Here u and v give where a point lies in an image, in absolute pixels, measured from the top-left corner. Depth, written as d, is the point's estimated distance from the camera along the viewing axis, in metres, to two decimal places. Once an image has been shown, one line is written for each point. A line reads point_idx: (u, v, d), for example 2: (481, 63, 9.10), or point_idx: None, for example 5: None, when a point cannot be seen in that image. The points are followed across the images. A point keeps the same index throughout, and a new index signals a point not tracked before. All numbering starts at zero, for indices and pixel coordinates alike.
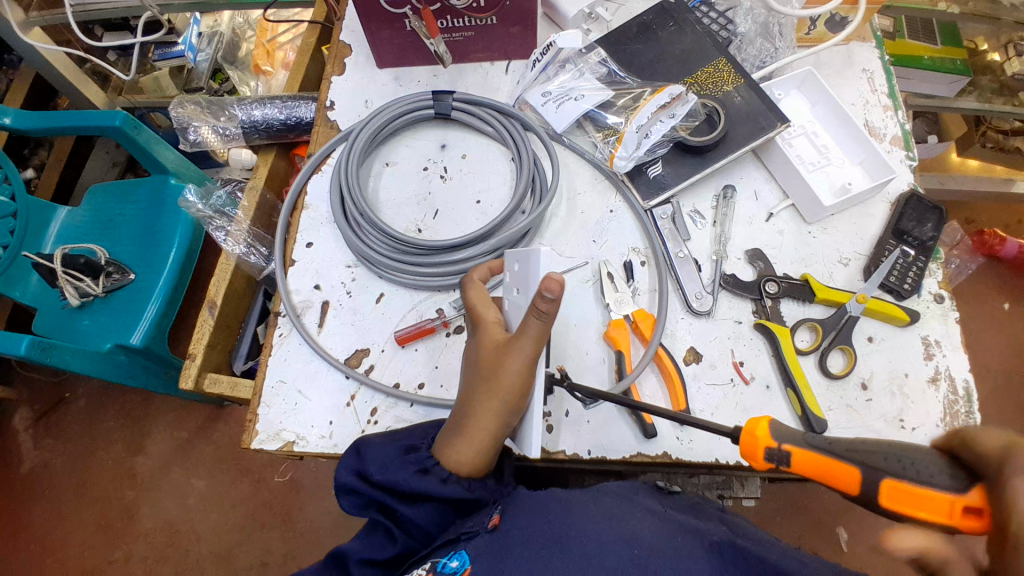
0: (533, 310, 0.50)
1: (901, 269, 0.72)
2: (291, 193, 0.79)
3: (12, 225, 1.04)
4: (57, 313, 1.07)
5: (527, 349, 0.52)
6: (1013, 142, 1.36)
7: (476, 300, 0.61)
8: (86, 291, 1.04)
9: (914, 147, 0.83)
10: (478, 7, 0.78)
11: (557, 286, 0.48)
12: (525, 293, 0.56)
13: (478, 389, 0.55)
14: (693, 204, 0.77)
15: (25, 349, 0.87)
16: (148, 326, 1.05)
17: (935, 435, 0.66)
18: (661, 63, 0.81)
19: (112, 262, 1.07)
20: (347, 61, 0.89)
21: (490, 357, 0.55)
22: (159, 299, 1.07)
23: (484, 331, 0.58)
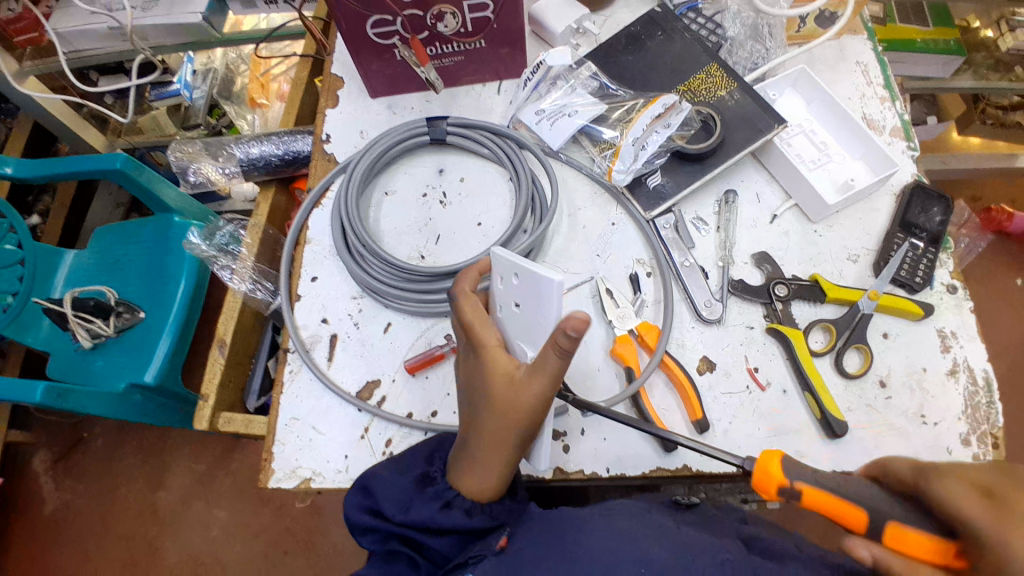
0: (553, 346, 0.46)
1: (911, 262, 0.71)
2: (293, 229, 0.80)
3: (20, 271, 1.06)
4: (70, 355, 1.09)
5: (541, 381, 0.50)
6: (1013, 117, 1.38)
7: (470, 318, 0.55)
8: (98, 332, 1.05)
9: (914, 137, 0.82)
10: (464, 32, 0.78)
11: (581, 323, 0.43)
12: (535, 314, 0.51)
13: (480, 412, 0.53)
14: (695, 210, 0.77)
15: (41, 396, 0.88)
16: (160, 363, 1.05)
17: (958, 428, 0.65)
18: (653, 73, 0.82)
19: (121, 302, 1.08)
20: (340, 92, 0.90)
21: (502, 389, 0.51)
22: (169, 336, 1.07)
23: (487, 358, 0.53)
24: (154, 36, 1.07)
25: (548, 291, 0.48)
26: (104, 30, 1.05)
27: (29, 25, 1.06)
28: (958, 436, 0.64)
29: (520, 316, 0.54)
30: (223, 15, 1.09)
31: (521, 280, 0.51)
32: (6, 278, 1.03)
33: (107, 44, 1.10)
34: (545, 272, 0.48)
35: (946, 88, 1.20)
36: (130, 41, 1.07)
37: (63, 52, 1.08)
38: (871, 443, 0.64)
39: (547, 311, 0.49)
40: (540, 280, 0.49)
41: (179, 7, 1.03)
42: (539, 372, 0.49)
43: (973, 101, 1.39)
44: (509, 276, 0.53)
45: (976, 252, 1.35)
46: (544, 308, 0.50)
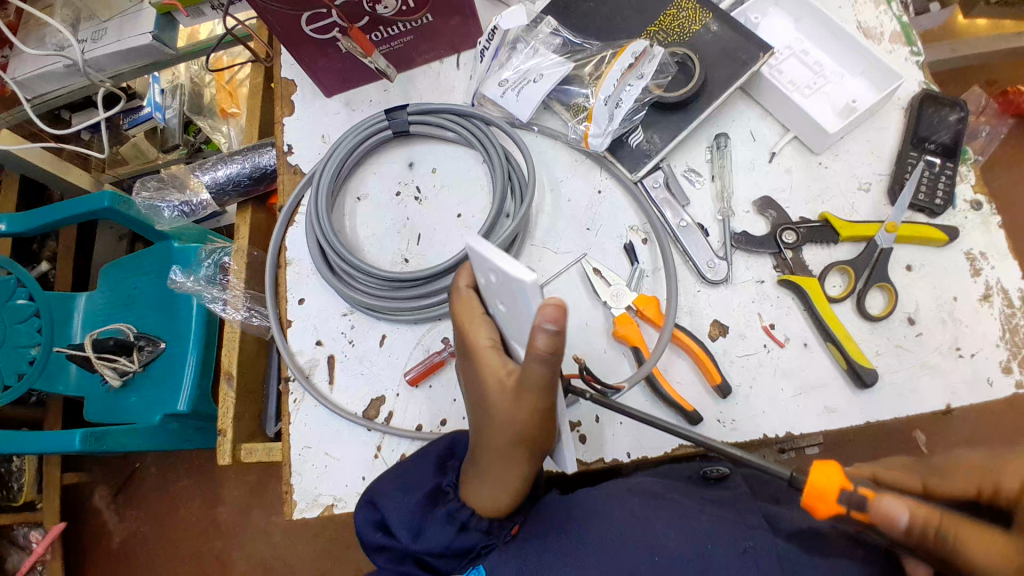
0: (532, 355, 0.41)
1: (929, 181, 0.66)
2: (271, 251, 0.77)
3: (36, 323, 1.04)
4: (102, 396, 1.10)
5: (530, 396, 0.45)
6: None
7: (463, 317, 0.51)
8: (124, 369, 1.05)
9: (917, 39, 0.75)
10: (407, 9, 0.72)
11: (557, 312, 0.40)
12: (516, 313, 0.44)
13: (480, 419, 0.50)
14: (685, 162, 0.71)
15: (81, 443, 0.91)
16: (189, 391, 1.04)
17: (997, 356, 0.60)
18: (618, 17, 0.74)
19: (141, 336, 1.08)
20: (295, 98, 0.85)
21: (495, 397, 0.48)
22: (193, 361, 1.06)
23: (479, 361, 0.49)
24: (110, 65, 1.03)
25: (523, 292, 0.40)
26: (60, 67, 1.01)
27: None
28: (999, 364, 0.60)
29: (506, 315, 0.47)
30: (174, 28, 1.03)
31: (496, 279, 0.43)
32: (25, 332, 1.02)
33: (68, 81, 1.06)
34: (512, 273, 0.40)
35: None
36: (86, 75, 1.03)
37: (27, 99, 1.04)
38: (905, 387, 0.60)
39: (525, 313, 0.42)
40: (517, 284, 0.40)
41: (128, 31, 0.99)
42: (525, 386, 0.45)
43: None
44: (488, 273, 0.44)
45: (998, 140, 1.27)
46: (522, 308, 0.42)
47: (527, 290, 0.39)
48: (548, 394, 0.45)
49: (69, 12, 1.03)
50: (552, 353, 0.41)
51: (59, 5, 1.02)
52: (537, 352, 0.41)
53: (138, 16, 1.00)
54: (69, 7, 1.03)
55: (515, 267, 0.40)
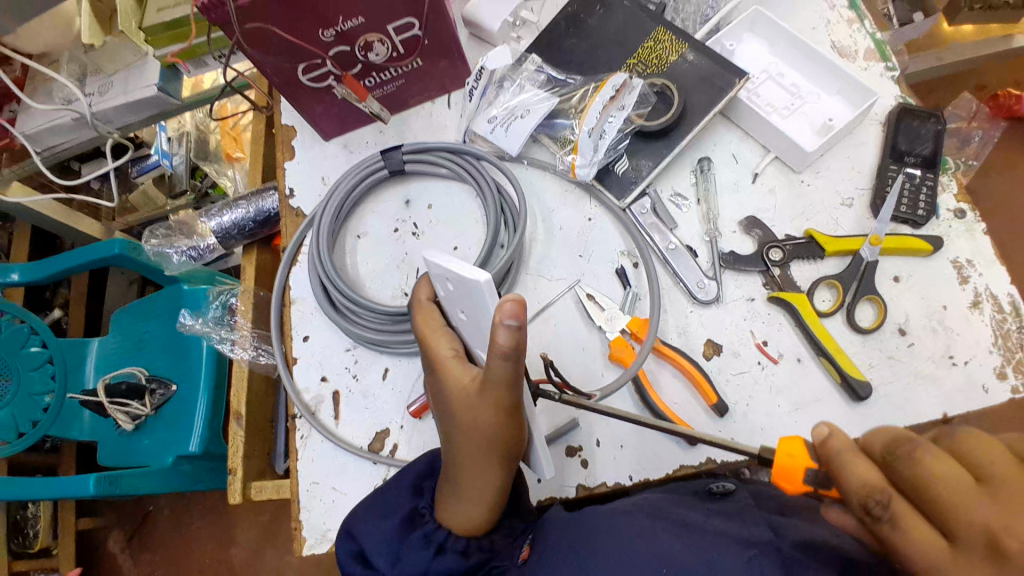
0: (495, 354, 0.43)
1: (911, 193, 0.67)
2: (276, 290, 0.79)
3: (51, 370, 1.07)
4: (115, 440, 1.12)
5: (491, 391, 0.46)
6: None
7: (422, 328, 0.53)
8: (137, 413, 1.07)
9: (892, 56, 0.77)
10: (397, 55, 0.76)
11: (517, 308, 0.41)
12: (476, 317, 0.46)
13: (451, 433, 0.51)
14: (671, 187, 0.73)
15: (95, 487, 0.92)
16: (200, 432, 1.06)
17: (990, 362, 0.61)
18: (599, 52, 0.78)
19: (153, 378, 1.10)
20: (295, 143, 0.88)
21: (459, 405, 0.48)
22: (204, 401, 1.08)
23: (444, 372, 0.50)
24: (117, 117, 1.08)
25: (480, 294, 0.42)
26: (69, 121, 1.06)
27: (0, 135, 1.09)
28: (993, 370, 0.61)
29: (468, 323, 0.49)
30: (179, 80, 1.09)
31: (453, 285, 0.45)
32: (39, 379, 1.05)
33: (77, 134, 1.10)
34: (468, 275, 0.42)
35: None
36: (94, 128, 1.08)
37: (37, 152, 1.09)
38: (901, 397, 0.60)
39: (485, 315, 0.44)
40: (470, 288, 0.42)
41: (134, 84, 1.04)
42: (491, 383, 0.45)
43: None
44: (445, 282, 0.47)
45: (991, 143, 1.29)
46: (481, 309, 0.44)
47: (483, 289, 0.42)
48: (513, 390, 0.45)
49: (76, 66, 1.07)
50: (514, 348, 0.42)
51: (64, 60, 1.06)
52: (500, 348, 0.42)
53: (144, 68, 1.04)
54: (76, 62, 1.07)
55: (469, 269, 0.42)
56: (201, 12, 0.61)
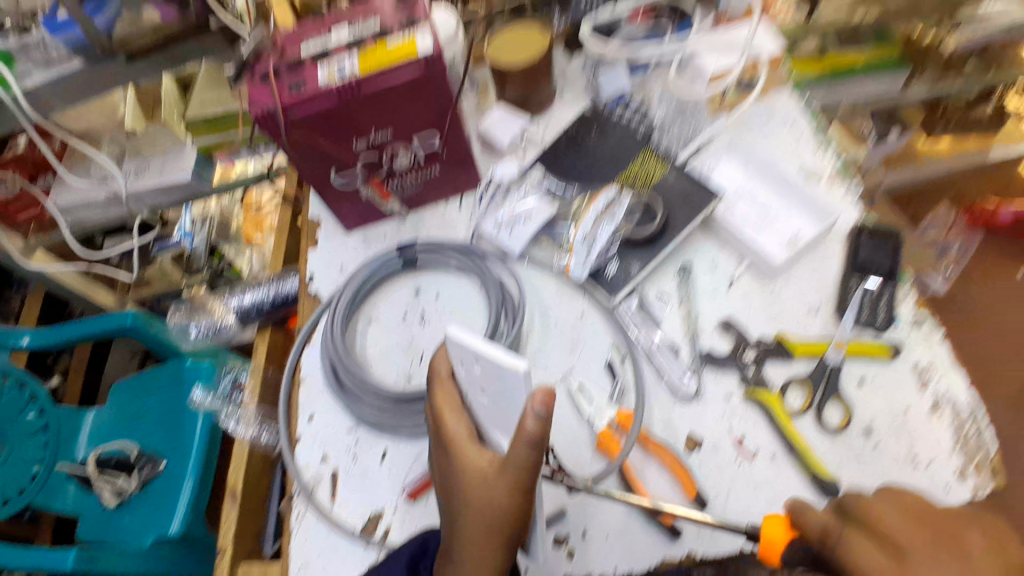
0: (523, 437, 0.48)
1: (870, 304, 0.74)
2: (287, 369, 0.84)
3: (43, 438, 1.07)
4: (98, 516, 1.11)
5: (511, 476, 0.51)
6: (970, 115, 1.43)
7: (441, 403, 0.58)
8: (122, 489, 1.09)
9: (852, 178, 0.88)
10: (419, 164, 0.88)
11: (547, 398, 0.46)
12: (500, 400, 0.51)
13: (457, 510, 0.54)
14: (657, 288, 0.81)
15: (73, 562, 0.90)
16: (183, 512, 1.07)
17: (952, 465, 0.65)
18: (594, 169, 0.89)
19: (142, 455, 1.12)
20: (318, 233, 0.98)
21: (473, 483, 0.53)
22: (191, 481, 1.09)
23: (457, 451, 0.55)
24: (149, 197, 1.22)
25: (509, 380, 0.47)
26: (104, 198, 1.19)
27: (29, 203, 1.21)
28: (954, 473, 0.64)
29: (487, 403, 0.53)
30: (212, 167, 1.22)
31: (479, 367, 0.50)
32: (31, 447, 1.05)
33: (109, 210, 1.25)
34: (505, 364, 0.47)
35: (905, 97, 1.37)
36: (126, 205, 1.22)
37: (66, 223, 1.22)
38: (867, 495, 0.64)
39: (512, 398, 0.49)
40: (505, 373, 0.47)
41: (169, 168, 1.18)
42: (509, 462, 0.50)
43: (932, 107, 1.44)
44: (470, 363, 0.52)
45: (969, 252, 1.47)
46: (510, 394, 0.49)
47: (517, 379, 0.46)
48: (531, 474, 0.51)
49: (115, 147, 1.18)
50: (539, 435, 0.48)
51: (105, 141, 1.17)
52: (528, 432, 0.47)
53: (178, 155, 1.19)
54: (115, 144, 1.18)
55: (506, 357, 0.47)
56: (255, 123, 0.74)
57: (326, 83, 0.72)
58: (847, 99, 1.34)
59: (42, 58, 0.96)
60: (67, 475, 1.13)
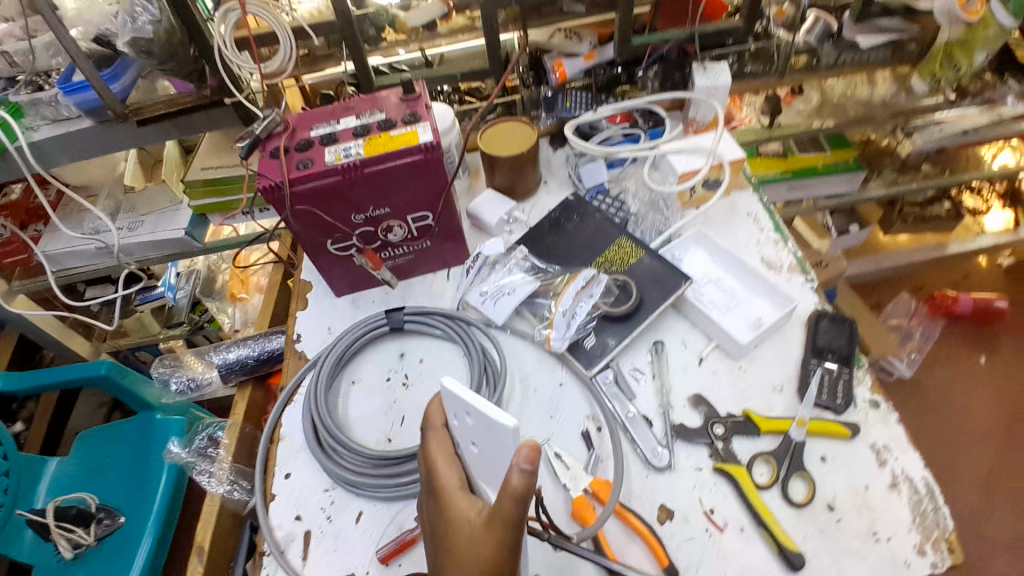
0: (510, 493, 0.49)
1: (830, 384, 0.79)
2: (267, 428, 0.85)
3: (3, 483, 1.04)
4: (52, 568, 1.06)
5: (497, 530, 0.51)
6: (929, 211, 1.58)
7: (434, 452, 0.57)
8: (78, 542, 1.04)
9: (810, 270, 0.96)
10: (412, 237, 0.94)
11: (532, 454, 0.47)
12: (492, 453, 0.50)
13: (443, 562, 0.54)
14: (631, 362, 0.85)
15: None
16: (138, 570, 1.04)
17: (911, 540, 0.68)
18: (574, 250, 0.96)
19: (102, 507, 1.09)
20: (309, 295, 1.02)
21: (463, 536, 0.53)
22: (150, 536, 1.07)
23: (451, 503, 0.55)
24: (139, 251, 1.23)
25: (503, 434, 0.47)
26: (93, 249, 1.21)
27: (18, 248, 1.23)
28: (914, 549, 0.67)
29: (478, 456, 0.53)
30: (205, 227, 1.27)
31: (472, 420, 0.50)
32: None
33: (96, 261, 1.25)
34: (497, 419, 0.47)
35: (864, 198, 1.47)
36: (115, 257, 1.24)
37: (52, 272, 1.23)
38: (832, 569, 0.66)
39: (503, 453, 0.49)
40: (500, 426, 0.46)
41: (163, 227, 1.21)
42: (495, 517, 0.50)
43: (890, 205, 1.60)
44: (462, 415, 0.51)
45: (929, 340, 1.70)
46: (499, 449, 0.49)
47: (507, 433, 0.46)
48: (516, 530, 0.51)
49: (111, 202, 1.26)
50: (525, 492, 0.48)
51: (103, 195, 1.25)
52: (514, 488, 0.48)
53: (175, 213, 1.23)
54: (111, 198, 1.26)
55: (496, 412, 0.47)
56: (260, 193, 0.79)
57: (333, 162, 0.79)
58: (809, 195, 1.49)
59: (50, 115, 1.00)
60: (26, 521, 1.08)
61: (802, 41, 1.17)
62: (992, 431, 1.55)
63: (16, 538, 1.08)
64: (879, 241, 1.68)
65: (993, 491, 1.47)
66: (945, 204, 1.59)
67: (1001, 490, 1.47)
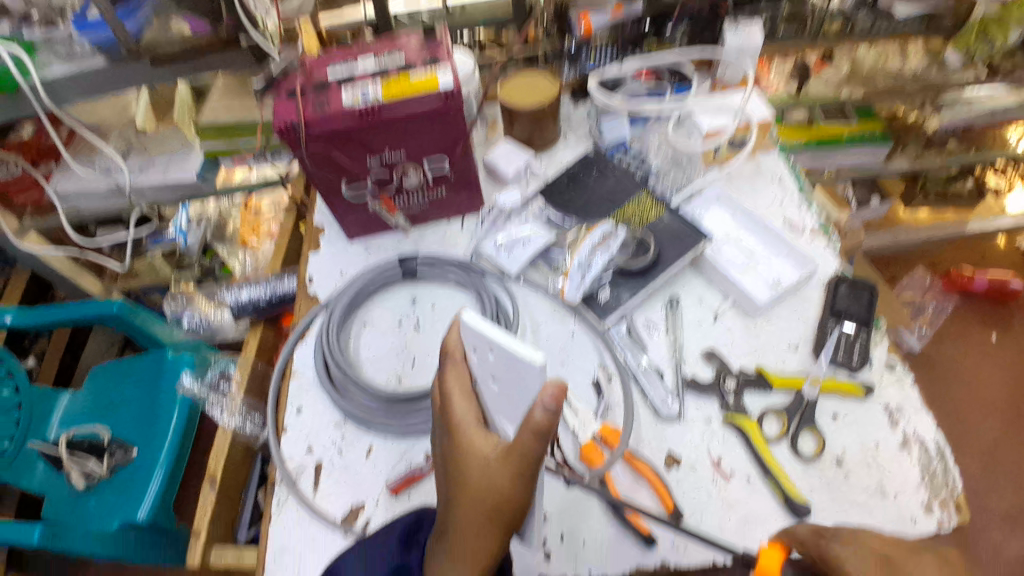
0: (529, 428, 0.49)
1: (846, 346, 0.78)
2: (279, 363, 0.85)
3: (16, 415, 1.10)
4: (65, 498, 1.11)
5: (515, 465, 0.52)
6: (953, 187, 1.57)
7: (450, 386, 0.57)
8: (91, 472, 1.09)
9: (833, 234, 0.93)
10: (428, 184, 0.92)
11: (558, 393, 0.47)
12: (512, 390, 0.50)
13: (454, 495, 0.55)
14: (645, 315, 0.85)
15: (38, 537, 0.89)
16: (153, 499, 1.07)
17: (919, 499, 0.68)
18: (592, 205, 0.93)
19: (115, 441, 1.12)
20: (321, 238, 1.01)
21: (477, 469, 0.53)
22: (161, 472, 1.10)
23: (466, 440, 0.55)
24: (151, 193, 1.22)
25: (529, 373, 0.47)
26: (104, 189, 1.20)
27: (28, 185, 1.20)
28: (921, 507, 0.67)
29: (497, 393, 0.53)
30: (216, 170, 1.24)
31: (495, 356, 0.50)
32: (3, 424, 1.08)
33: (109, 202, 1.24)
34: (525, 356, 0.46)
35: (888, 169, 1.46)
36: (127, 197, 1.22)
37: (62, 210, 1.21)
38: (836, 521, 0.67)
39: (526, 391, 0.49)
40: (526, 364, 0.46)
41: (174, 168, 1.20)
42: (515, 451, 0.51)
43: (914, 179, 1.59)
44: (486, 351, 0.51)
45: (943, 314, 1.67)
46: (522, 386, 0.49)
47: (535, 372, 0.46)
48: (536, 465, 0.51)
49: (123, 142, 1.21)
50: (546, 426, 0.49)
51: (114, 134, 1.19)
52: (536, 422, 0.48)
53: (185, 157, 1.21)
54: (123, 138, 1.21)
55: (524, 349, 0.46)
56: (275, 133, 0.78)
57: (351, 105, 0.77)
58: (832, 163, 1.46)
59: (64, 52, 0.97)
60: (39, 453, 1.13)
61: (836, 7, 1.10)
62: (998, 409, 1.55)
63: (28, 468, 1.12)
64: (899, 216, 1.61)
65: (988, 464, 1.49)
66: (969, 180, 1.57)
67: (997, 465, 1.49)
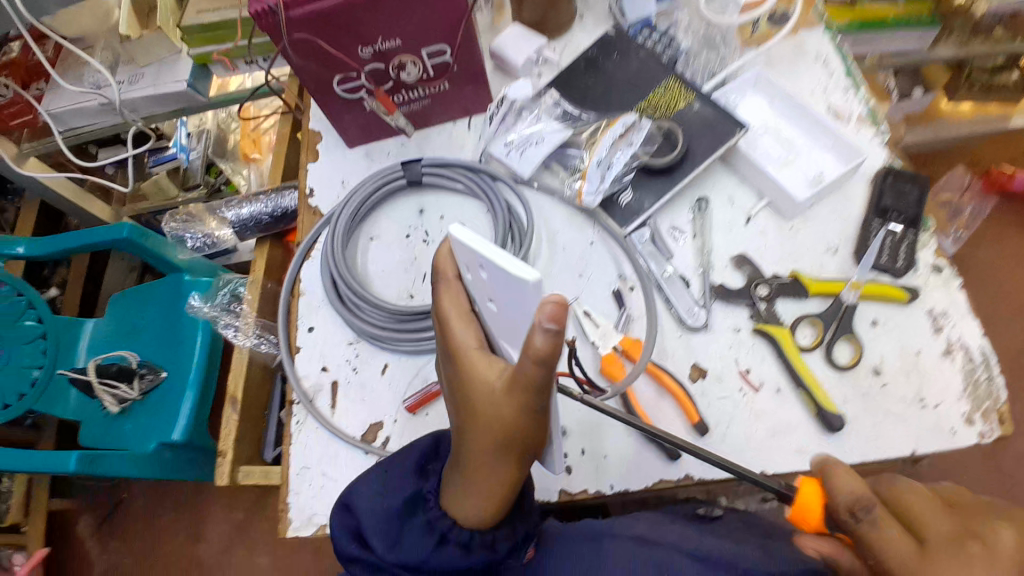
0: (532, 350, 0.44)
1: (891, 247, 0.71)
2: (286, 283, 0.82)
3: (42, 345, 1.11)
4: (101, 421, 1.14)
5: (518, 397, 0.46)
6: (999, 80, 1.33)
7: (449, 308, 0.52)
8: (123, 397, 1.11)
9: (882, 121, 0.83)
10: (428, 77, 0.82)
11: (556, 312, 0.40)
12: (510, 310, 0.45)
13: (464, 421, 0.52)
14: (671, 219, 0.78)
15: (74, 465, 0.94)
16: (184, 422, 1.10)
17: (959, 408, 0.65)
18: (613, 93, 0.83)
19: (143, 365, 1.13)
20: (319, 146, 0.93)
21: (482, 400, 0.49)
22: (191, 394, 1.12)
23: (467, 365, 0.50)
24: (144, 106, 1.13)
25: (524, 290, 0.40)
26: (95, 106, 1.10)
27: (22, 108, 1.13)
28: (960, 416, 0.65)
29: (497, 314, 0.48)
30: (208, 79, 1.14)
31: (487, 273, 0.44)
32: (31, 354, 1.09)
33: (102, 120, 1.16)
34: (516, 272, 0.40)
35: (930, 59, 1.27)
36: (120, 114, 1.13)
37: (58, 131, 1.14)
38: (869, 431, 0.65)
39: (523, 310, 0.42)
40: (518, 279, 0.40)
41: (164, 78, 1.09)
42: (516, 382, 0.46)
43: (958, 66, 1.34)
44: (479, 269, 0.45)
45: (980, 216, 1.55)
46: (518, 305, 0.43)
47: (529, 288, 0.40)
48: (540, 396, 0.46)
49: (109, 53, 1.09)
50: (550, 354, 0.42)
51: (99, 46, 1.08)
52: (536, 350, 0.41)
53: (175, 63, 1.09)
54: (109, 49, 1.09)
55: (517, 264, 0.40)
56: (253, 18, 0.68)
57: None
58: (872, 51, 1.27)
59: None
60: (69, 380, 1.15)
61: None
62: None
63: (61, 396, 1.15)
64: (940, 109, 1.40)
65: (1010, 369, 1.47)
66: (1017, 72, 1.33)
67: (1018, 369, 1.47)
